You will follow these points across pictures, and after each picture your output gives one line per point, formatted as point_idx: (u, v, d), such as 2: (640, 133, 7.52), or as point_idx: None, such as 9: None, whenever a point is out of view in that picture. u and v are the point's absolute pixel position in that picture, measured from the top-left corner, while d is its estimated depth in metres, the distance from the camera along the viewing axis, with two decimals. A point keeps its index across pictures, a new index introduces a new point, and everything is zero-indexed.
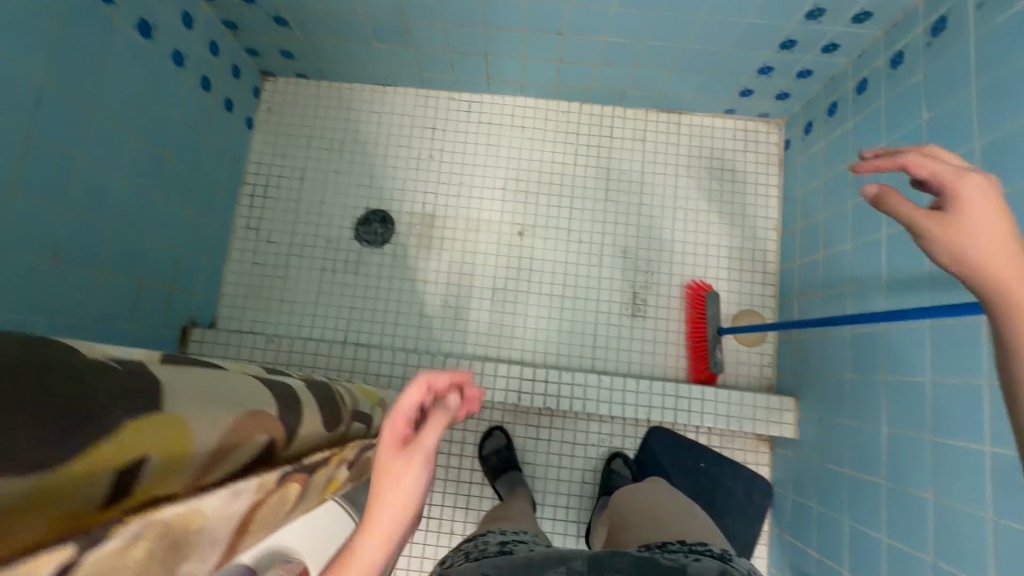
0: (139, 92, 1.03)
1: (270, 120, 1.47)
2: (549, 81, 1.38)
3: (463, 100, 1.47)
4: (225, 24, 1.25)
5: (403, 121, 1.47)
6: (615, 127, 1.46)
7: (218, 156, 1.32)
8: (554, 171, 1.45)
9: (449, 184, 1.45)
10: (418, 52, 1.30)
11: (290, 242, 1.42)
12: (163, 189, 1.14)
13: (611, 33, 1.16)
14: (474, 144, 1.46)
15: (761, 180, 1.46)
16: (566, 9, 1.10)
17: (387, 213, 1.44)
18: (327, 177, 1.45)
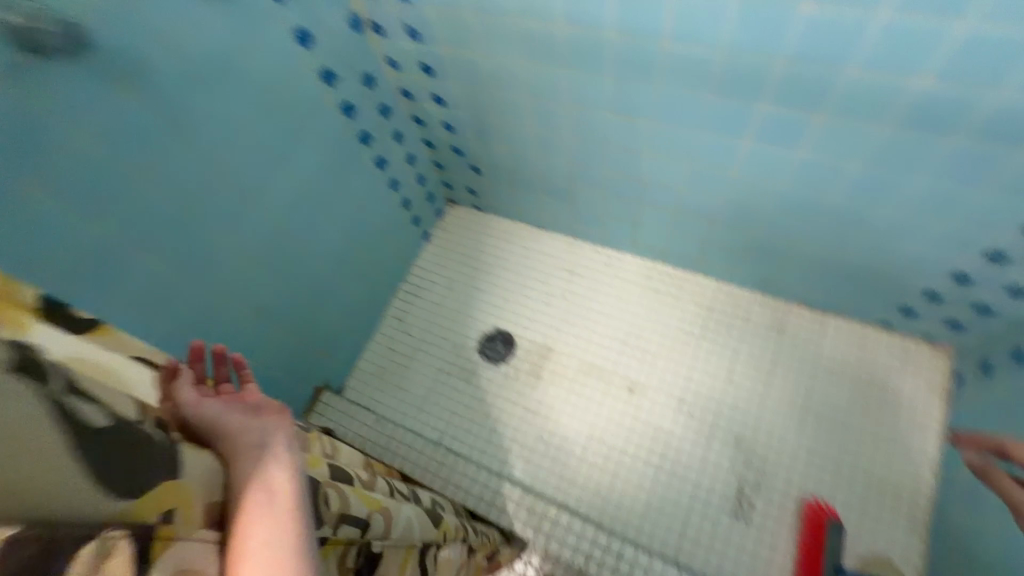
0: (358, 203, 1.35)
1: (442, 236, 1.75)
2: (691, 255, 1.45)
3: (606, 253, 1.60)
4: (436, 165, 1.59)
5: (549, 261, 1.64)
6: (752, 312, 1.45)
7: (394, 257, 1.60)
8: (678, 339, 1.46)
9: (574, 325, 1.54)
10: (577, 209, 1.50)
11: (423, 338, 1.61)
12: (346, 274, 1.42)
13: (760, 229, 1.23)
14: (607, 294, 1.56)
15: (912, 407, 1.30)
16: (719, 201, 1.21)
17: (511, 336, 1.56)
18: (471, 293, 1.65)
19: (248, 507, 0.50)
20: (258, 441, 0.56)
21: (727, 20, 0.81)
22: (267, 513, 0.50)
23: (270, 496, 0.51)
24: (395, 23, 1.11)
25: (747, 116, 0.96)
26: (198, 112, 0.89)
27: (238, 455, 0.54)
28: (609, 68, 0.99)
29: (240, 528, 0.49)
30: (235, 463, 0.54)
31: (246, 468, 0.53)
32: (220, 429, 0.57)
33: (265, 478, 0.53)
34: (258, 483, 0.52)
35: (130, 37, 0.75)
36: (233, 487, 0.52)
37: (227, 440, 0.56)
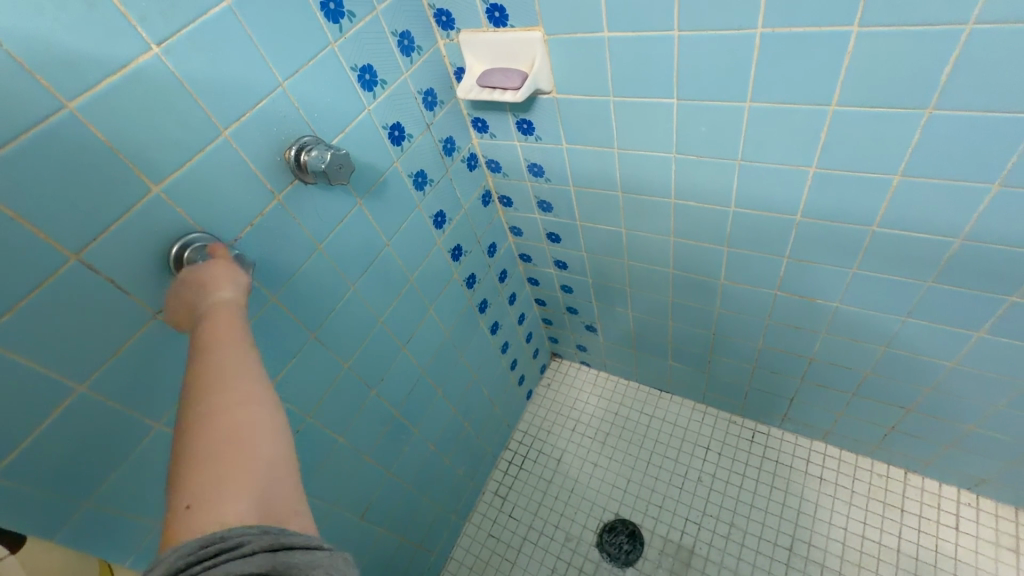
0: (471, 374, 1.22)
1: (546, 394, 1.58)
2: (869, 439, 1.18)
3: (746, 425, 1.37)
4: (544, 321, 1.47)
5: (675, 430, 1.41)
6: (962, 517, 1.13)
7: (499, 423, 1.42)
8: (866, 550, 1.14)
9: (718, 519, 1.24)
10: (713, 378, 1.29)
11: (529, 524, 1.34)
12: (451, 453, 1.24)
13: (982, 426, 0.97)
14: (755, 479, 1.28)
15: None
16: (921, 391, 0.98)
17: (637, 527, 1.28)
18: (584, 465, 1.41)
19: (236, 415, 0.38)
20: (253, 351, 0.44)
21: (975, 210, 0.65)
22: (263, 427, 0.39)
23: (265, 406, 0.40)
24: (525, 194, 1.04)
25: (988, 309, 0.76)
26: (336, 312, 0.79)
27: (221, 363, 0.42)
28: (790, 248, 0.84)
29: (227, 438, 0.37)
30: (220, 369, 0.41)
31: (239, 374, 0.41)
32: (205, 333, 0.45)
33: (255, 388, 0.40)
34: (245, 386, 0.40)
35: (280, 247, 0.67)
36: (214, 392, 0.39)
37: (213, 346, 0.44)
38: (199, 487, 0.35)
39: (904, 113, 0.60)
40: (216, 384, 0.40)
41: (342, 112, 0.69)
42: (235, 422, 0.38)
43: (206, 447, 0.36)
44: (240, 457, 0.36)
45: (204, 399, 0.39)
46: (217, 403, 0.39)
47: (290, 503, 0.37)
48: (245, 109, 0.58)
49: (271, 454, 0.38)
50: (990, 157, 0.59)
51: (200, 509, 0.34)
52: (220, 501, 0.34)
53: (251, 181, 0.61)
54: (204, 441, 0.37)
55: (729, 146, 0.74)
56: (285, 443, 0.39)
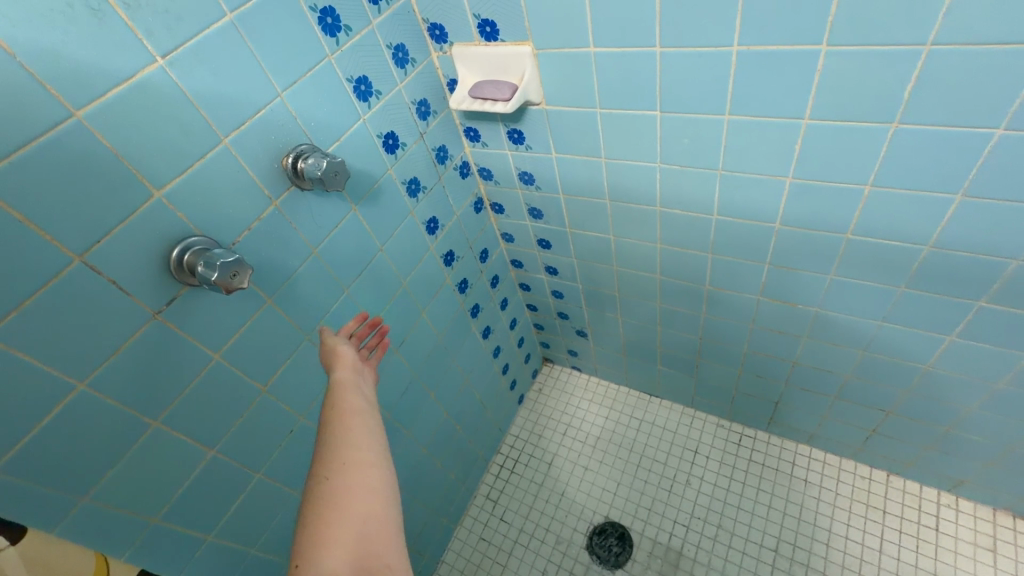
0: (463, 377, 1.24)
1: (538, 398, 1.60)
2: (851, 442, 1.21)
3: (734, 429, 1.39)
4: (536, 326, 1.49)
5: (665, 434, 1.43)
6: (943, 519, 1.16)
7: (490, 427, 1.44)
8: (850, 551, 1.16)
9: (706, 522, 1.26)
10: (700, 382, 1.32)
11: (520, 528, 1.36)
12: (443, 456, 1.25)
13: (958, 428, 1.00)
14: (742, 481, 1.31)
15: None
16: (899, 394, 1.01)
17: (627, 530, 1.30)
18: (575, 469, 1.43)
19: (350, 478, 0.46)
20: (368, 426, 0.53)
21: (941, 218, 0.68)
22: (368, 491, 0.46)
23: (376, 473, 0.48)
24: (516, 201, 1.07)
25: (959, 313, 0.79)
26: (330, 314, 0.81)
27: (346, 431, 0.51)
28: (770, 254, 0.87)
29: (336, 499, 0.45)
30: (342, 435, 0.51)
31: (357, 443, 0.50)
32: (335, 407, 0.55)
33: (366, 457, 0.49)
34: (360, 458, 0.48)
35: (276, 251, 0.69)
36: (334, 455, 0.48)
37: (340, 417, 0.53)
38: (317, 532, 0.43)
39: (872, 126, 0.63)
40: (337, 450, 0.49)
41: (338, 121, 0.72)
42: (349, 483, 0.46)
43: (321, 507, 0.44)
44: (341, 518, 0.44)
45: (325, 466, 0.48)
46: (337, 466, 0.47)
47: (383, 555, 0.43)
48: (245, 117, 0.60)
49: (371, 511, 0.45)
50: (953, 168, 0.63)
51: (314, 551, 0.42)
52: (329, 546, 0.42)
53: (249, 187, 0.63)
54: (320, 503, 0.45)
55: (710, 156, 0.77)
56: (384, 504, 0.46)
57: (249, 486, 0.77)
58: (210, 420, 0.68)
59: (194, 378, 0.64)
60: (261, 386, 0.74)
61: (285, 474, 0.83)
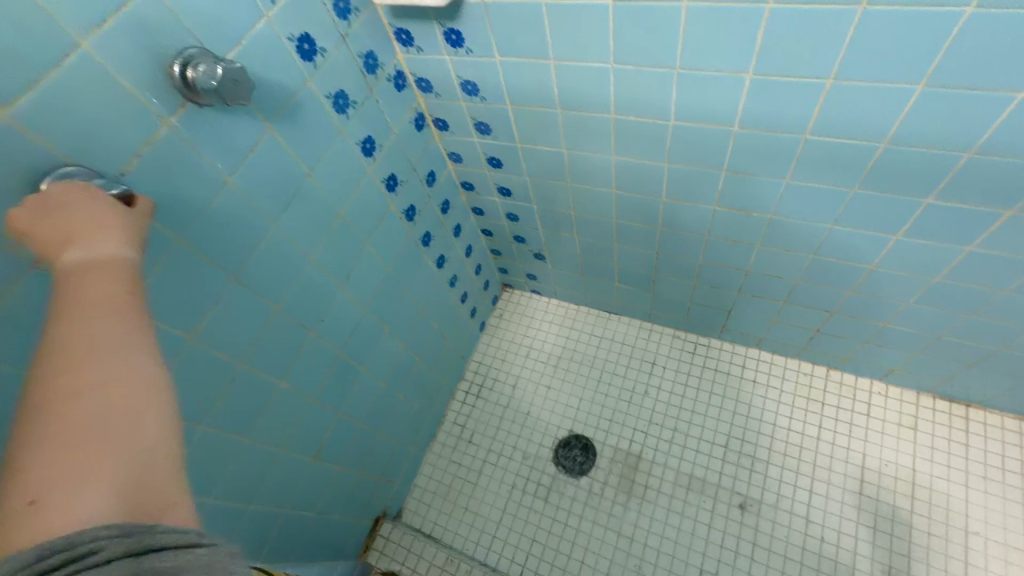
0: (419, 309, 1.20)
1: (498, 324, 1.59)
2: (796, 342, 1.27)
3: (689, 339, 1.43)
4: (492, 251, 1.45)
5: (623, 349, 1.46)
6: (873, 405, 1.27)
7: (452, 356, 1.43)
8: (792, 441, 1.26)
9: (664, 426, 1.34)
10: (658, 297, 1.33)
11: (488, 448, 1.40)
12: (405, 388, 1.24)
13: (896, 322, 1.06)
14: (696, 388, 1.37)
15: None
16: (843, 294, 1.04)
17: (590, 441, 1.36)
18: (538, 389, 1.46)
19: (105, 408, 0.33)
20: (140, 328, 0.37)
21: (902, 112, 0.66)
22: (147, 418, 0.34)
23: (150, 397, 0.35)
24: (460, 116, 0.98)
25: (908, 212, 0.80)
26: (258, 251, 0.74)
27: (97, 341, 0.35)
28: (726, 162, 0.84)
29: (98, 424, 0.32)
30: (90, 344, 0.35)
31: (128, 355, 0.36)
32: (77, 292, 0.37)
33: (137, 369, 0.36)
34: (121, 381, 0.34)
35: (181, 182, 0.60)
36: (81, 377, 0.33)
37: (89, 315, 0.36)
38: (47, 480, 0.30)
39: (839, 9, 0.58)
40: (82, 375, 0.33)
41: (233, 19, 0.60)
42: (104, 414, 0.33)
43: (66, 436, 0.31)
44: (106, 451, 0.31)
45: (76, 378, 0.33)
46: (82, 395, 0.33)
47: (168, 493, 0.33)
48: (105, 13, 0.48)
49: (150, 442, 0.34)
50: (918, 55, 0.59)
51: (47, 509, 0.29)
52: (74, 503, 0.29)
53: (130, 106, 0.53)
54: (69, 429, 0.32)
55: (667, 53, 0.70)
56: (163, 430, 0.35)
57: (193, 438, 0.73)
58: None
59: None
60: (188, 336, 0.67)
61: (231, 422, 0.79)
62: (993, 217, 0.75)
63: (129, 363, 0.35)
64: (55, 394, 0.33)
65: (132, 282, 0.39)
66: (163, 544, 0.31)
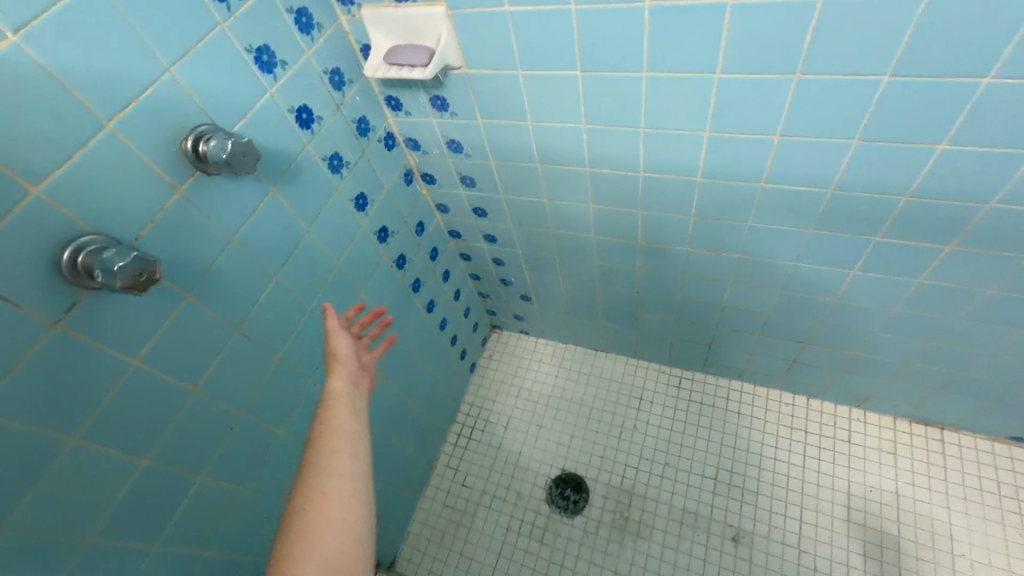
0: (411, 353, 1.23)
1: (489, 365, 1.62)
2: (776, 372, 1.32)
3: (674, 372, 1.48)
4: (479, 294, 1.50)
5: (611, 385, 1.50)
6: (854, 431, 1.31)
7: (444, 398, 1.45)
8: (778, 469, 1.29)
9: (654, 461, 1.36)
10: (641, 333, 1.38)
11: (482, 490, 1.40)
12: (399, 432, 1.26)
13: (865, 350, 1.12)
14: (683, 420, 1.40)
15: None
16: (814, 325, 1.10)
17: (583, 479, 1.37)
18: (530, 428, 1.48)
19: (325, 546, 0.48)
20: (359, 461, 0.55)
21: (842, 162, 0.74)
22: (348, 525, 0.50)
23: (353, 507, 0.52)
24: (447, 171, 1.05)
25: (861, 249, 0.87)
26: (259, 303, 0.77)
27: (328, 489, 0.51)
28: (694, 207, 0.91)
29: (325, 521, 0.50)
30: (329, 464, 0.53)
31: (345, 472, 0.53)
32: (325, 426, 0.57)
33: (348, 485, 0.53)
34: (343, 535, 0.50)
35: (189, 241, 0.64)
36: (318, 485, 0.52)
37: (331, 445, 0.55)
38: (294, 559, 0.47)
39: (777, 77, 0.66)
40: (317, 513, 0.50)
41: (240, 96, 0.67)
42: (323, 519, 0.50)
43: (306, 529, 0.49)
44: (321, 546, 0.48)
45: (317, 486, 0.52)
46: (320, 538, 0.49)
47: None
48: (128, 98, 0.54)
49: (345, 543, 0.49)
50: (850, 113, 0.67)
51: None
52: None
53: (147, 176, 0.58)
54: (308, 524, 0.49)
55: (632, 114, 0.78)
56: (356, 536, 0.50)
57: (192, 490, 0.74)
58: (137, 428, 0.64)
59: (112, 387, 0.60)
60: (192, 387, 0.70)
61: (229, 472, 0.80)
62: (934, 251, 0.82)
63: (343, 479, 0.53)
64: (309, 493, 0.51)
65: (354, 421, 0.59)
66: None
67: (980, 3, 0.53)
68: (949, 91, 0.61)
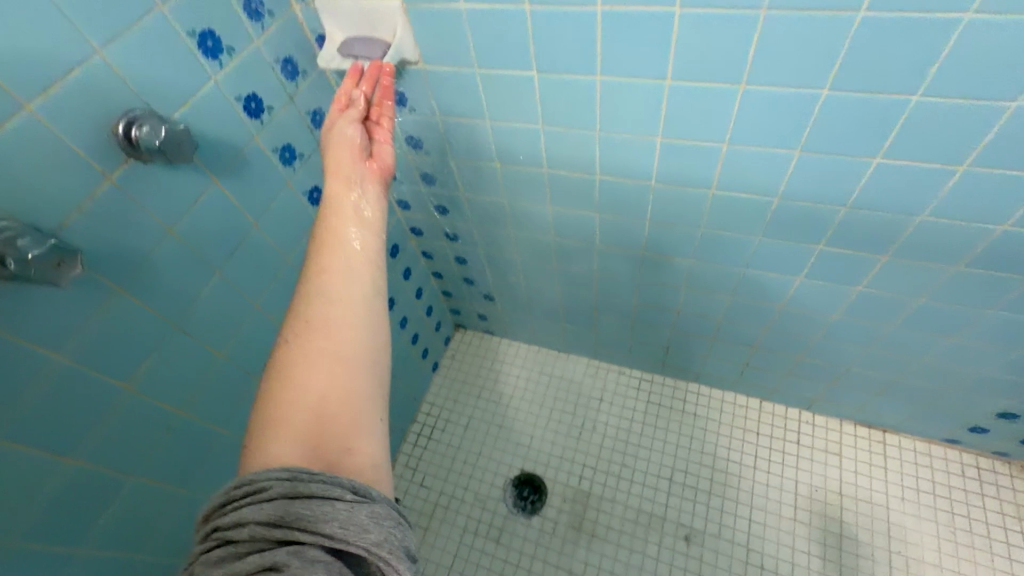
0: None
1: (451, 364, 1.61)
2: (730, 376, 1.35)
3: (633, 374, 1.50)
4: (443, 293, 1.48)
5: (571, 386, 1.51)
6: (803, 434, 1.35)
7: (404, 398, 1.44)
8: (730, 470, 1.32)
9: (611, 462, 1.37)
10: (602, 335, 1.39)
11: (440, 490, 1.39)
12: None
13: (811, 356, 1.16)
14: (641, 422, 1.42)
15: (993, 529, 1.19)
16: (764, 330, 1.13)
17: (541, 480, 1.37)
18: (490, 428, 1.47)
19: (313, 399, 0.50)
20: (357, 315, 0.57)
21: (785, 173, 0.76)
22: (341, 378, 0.52)
23: (348, 362, 0.54)
24: (407, 167, 1.04)
25: (807, 257, 0.90)
26: (201, 298, 0.75)
27: (321, 343, 0.54)
28: (649, 212, 0.93)
29: (320, 373, 0.52)
30: (326, 319, 0.55)
31: (342, 328, 0.55)
32: (323, 277, 0.59)
33: (341, 340, 0.54)
34: (345, 360, 0.54)
35: (122, 232, 0.62)
36: (313, 336, 0.54)
37: (327, 300, 0.57)
38: (284, 408, 0.50)
39: (725, 87, 0.68)
40: (311, 365, 0.52)
41: (180, 83, 0.64)
42: (316, 371, 0.52)
43: (298, 379, 0.52)
44: (309, 395, 0.51)
45: (312, 339, 0.54)
46: (326, 357, 0.53)
47: (340, 439, 0.49)
48: (51, 79, 0.52)
49: (336, 393, 0.51)
50: (794, 126, 0.69)
51: (278, 426, 0.49)
52: (289, 427, 0.49)
53: (73, 163, 0.55)
54: (300, 377, 0.52)
55: (588, 118, 0.79)
56: (350, 390, 0.52)
57: (124, 493, 0.71)
58: (60, 429, 0.61)
59: (31, 385, 0.57)
60: (124, 385, 0.67)
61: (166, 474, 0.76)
62: (873, 261, 0.86)
63: (336, 334, 0.55)
64: (306, 345, 0.54)
65: (353, 278, 0.60)
66: (309, 489, 0.43)
67: (909, 23, 0.56)
68: (883, 107, 0.63)
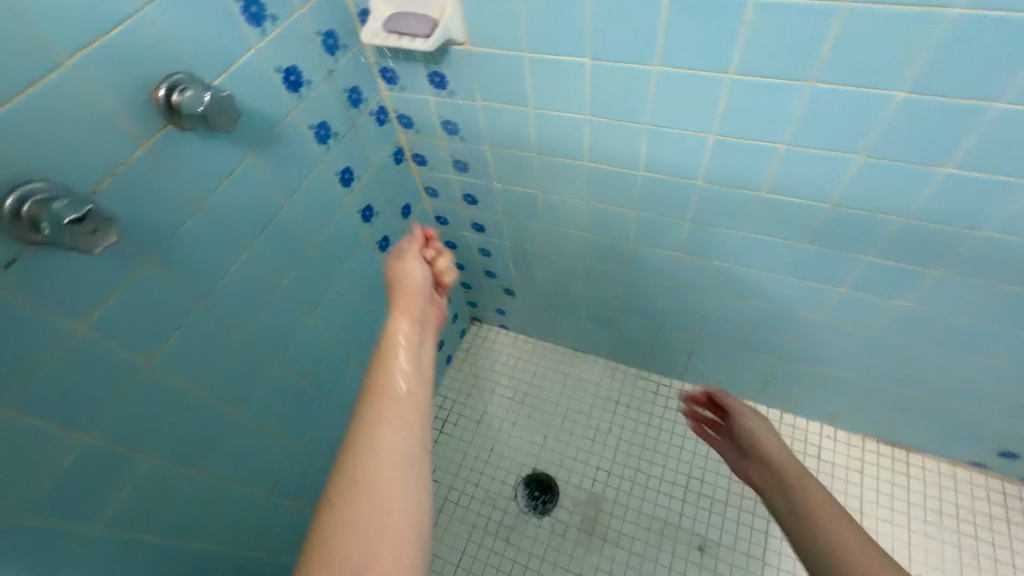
0: None
1: (465, 358, 1.58)
2: (752, 385, 1.32)
3: (651, 378, 1.47)
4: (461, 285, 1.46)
5: (587, 387, 1.48)
6: (823, 449, 1.32)
7: None
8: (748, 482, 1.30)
9: (626, 466, 1.35)
10: (622, 336, 1.36)
11: (450, 485, 1.37)
12: None
13: (840, 369, 1.13)
14: (658, 427, 1.39)
15: (1016, 556, 1.16)
16: (793, 340, 1.10)
17: (553, 480, 1.35)
18: (502, 425, 1.45)
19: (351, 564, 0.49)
20: (407, 468, 0.56)
21: (841, 178, 0.73)
22: (384, 541, 0.51)
23: (393, 523, 0.52)
24: (439, 153, 1.01)
25: (850, 268, 0.87)
26: (228, 276, 0.72)
27: (368, 498, 0.53)
28: (689, 212, 0.90)
29: (363, 531, 0.51)
30: (373, 467, 0.54)
31: (390, 480, 0.54)
32: (372, 416, 0.58)
33: (389, 494, 0.53)
34: (388, 522, 0.52)
35: (154, 202, 0.59)
36: (360, 485, 0.54)
37: (376, 446, 0.56)
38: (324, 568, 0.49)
39: (789, 84, 0.64)
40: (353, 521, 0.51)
41: (221, 49, 0.61)
42: (358, 530, 0.51)
43: (340, 535, 0.51)
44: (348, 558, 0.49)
45: (359, 488, 0.53)
46: (370, 514, 0.52)
47: None
48: (93, 36, 0.49)
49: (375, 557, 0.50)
50: (857, 128, 0.66)
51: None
52: None
53: (110, 125, 0.52)
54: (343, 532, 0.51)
55: (636, 110, 0.76)
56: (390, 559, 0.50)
57: (140, 472, 0.69)
58: (80, 403, 0.59)
59: (53, 356, 0.55)
60: (146, 359, 0.64)
61: (184, 454, 0.74)
62: (922, 275, 0.82)
63: (383, 485, 0.54)
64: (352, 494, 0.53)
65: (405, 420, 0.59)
66: None
67: (999, 23, 0.52)
68: (958, 113, 0.60)
